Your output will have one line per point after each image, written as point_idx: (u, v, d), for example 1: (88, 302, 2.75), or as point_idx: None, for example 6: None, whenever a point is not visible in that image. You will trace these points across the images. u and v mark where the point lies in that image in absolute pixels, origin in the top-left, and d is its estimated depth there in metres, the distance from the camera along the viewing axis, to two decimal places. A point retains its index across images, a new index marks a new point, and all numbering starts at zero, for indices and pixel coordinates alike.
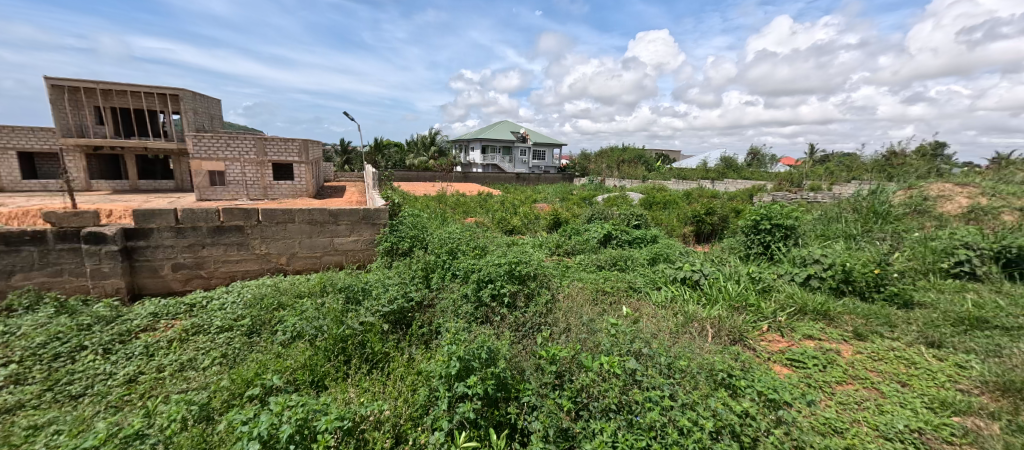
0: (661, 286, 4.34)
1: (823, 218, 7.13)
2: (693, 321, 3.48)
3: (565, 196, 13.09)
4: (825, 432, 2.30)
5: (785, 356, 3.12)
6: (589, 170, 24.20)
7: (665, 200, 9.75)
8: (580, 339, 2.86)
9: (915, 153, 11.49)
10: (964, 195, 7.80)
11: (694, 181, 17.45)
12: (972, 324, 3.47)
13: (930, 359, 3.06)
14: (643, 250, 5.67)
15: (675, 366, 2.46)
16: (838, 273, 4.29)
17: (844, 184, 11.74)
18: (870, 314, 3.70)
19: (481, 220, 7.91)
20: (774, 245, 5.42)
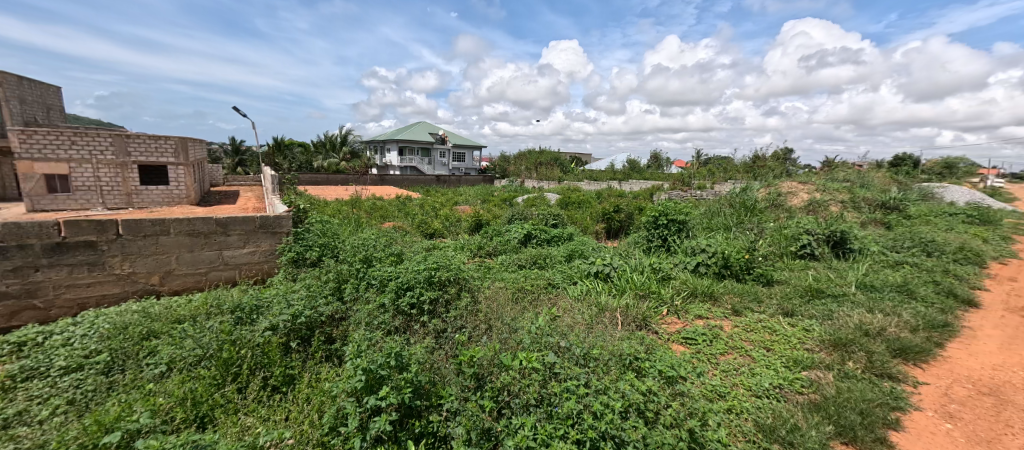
0: (577, 280, 4.58)
1: (709, 212, 8.19)
2: (605, 312, 3.75)
3: (485, 197, 13.16)
4: (713, 398, 2.63)
5: (681, 336, 3.51)
6: (508, 172, 24.70)
7: (579, 200, 10.34)
8: (501, 339, 2.89)
9: (771, 157, 13.80)
10: (807, 191, 9.57)
11: (604, 182, 18.82)
12: (814, 295, 4.28)
13: (787, 326, 3.69)
14: (560, 247, 5.94)
15: (589, 355, 2.60)
16: (720, 259, 4.96)
17: (723, 183, 13.64)
18: (743, 293, 4.35)
19: (400, 224, 7.61)
20: (670, 237, 6.08)
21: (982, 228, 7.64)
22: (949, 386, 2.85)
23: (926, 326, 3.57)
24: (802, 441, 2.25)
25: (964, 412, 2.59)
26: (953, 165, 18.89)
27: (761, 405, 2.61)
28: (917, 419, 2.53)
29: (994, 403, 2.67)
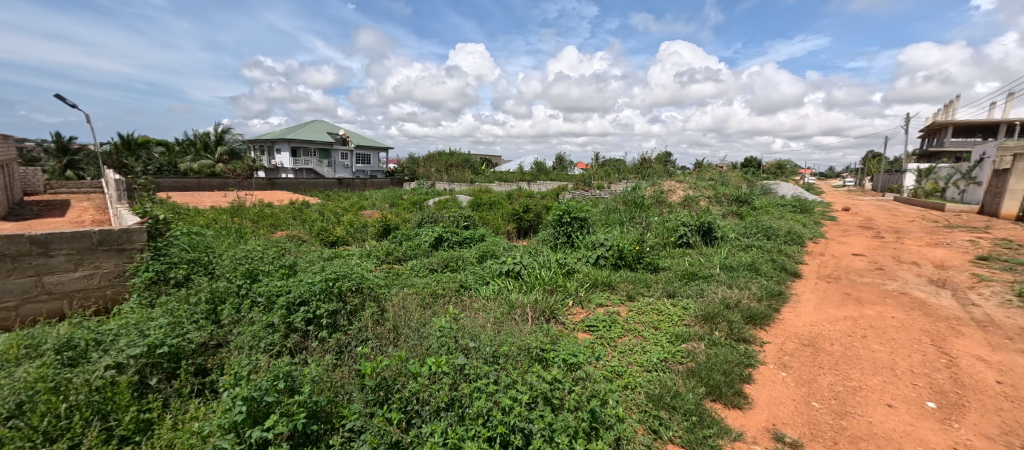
0: (489, 280, 4.64)
1: (607, 208, 8.95)
2: (515, 308, 3.86)
3: (393, 201, 12.58)
4: (611, 378, 2.88)
5: (584, 324, 3.77)
6: (416, 174, 24.00)
7: (490, 201, 10.48)
8: (409, 347, 2.78)
9: (655, 160, 15.61)
10: (683, 188, 11.03)
11: (514, 183, 19.38)
12: (690, 277, 4.95)
13: (671, 306, 4.20)
14: (472, 249, 5.95)
15: (498, 352, 2.66)
16: (616, 252, 5.45)
17: (618, 183, 15.03)
18: (636, 281, 4.84)
19: (295, 233, 6.88)
20: (573, 233, 6.51)
21: (803, 215, 9.65)
22: (784, 343, 3.52)
23: (768, 296, 4.38)
24: (682, 405, 2.59)
25: (794, 361, 3.22)
26: (785, 167, 23.51)
27: (650, 377, 2.93)
28: (763, 373, 3.08)
29: (813, 352, 3.37)
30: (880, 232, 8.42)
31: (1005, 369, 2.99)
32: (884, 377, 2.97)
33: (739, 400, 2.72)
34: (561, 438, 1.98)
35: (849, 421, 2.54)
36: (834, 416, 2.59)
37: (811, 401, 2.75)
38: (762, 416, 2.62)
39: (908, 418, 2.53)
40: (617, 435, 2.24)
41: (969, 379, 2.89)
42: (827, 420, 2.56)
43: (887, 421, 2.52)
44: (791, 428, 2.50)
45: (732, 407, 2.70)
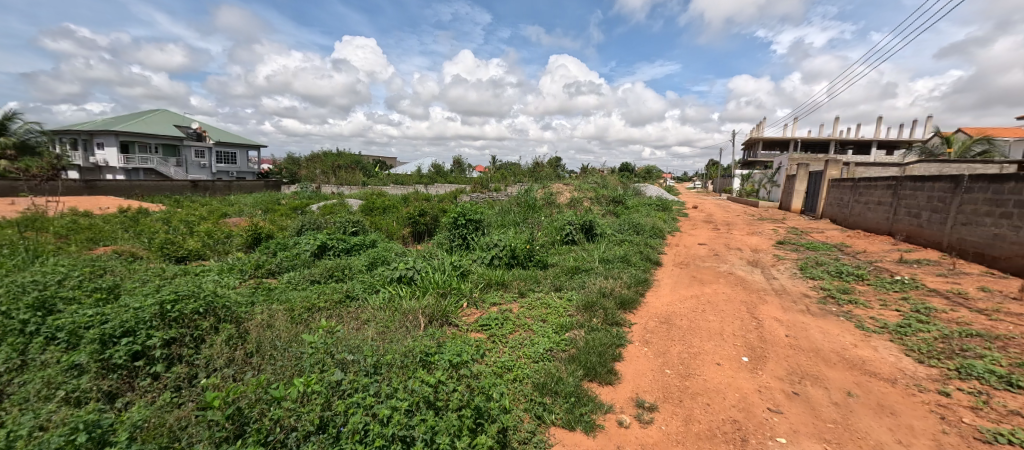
0: (380, 288, 4.38)
1: (502, 209, 9.21)
2: (407, 314, 3.72)
3: (267, 206, 11.07)
4: (500, 373, 2.96)
5: (478, 324, 3.81)
6: (296, 175, 21.55)
7: (383, 203, 9.92)
8: (275, 371, 2.47)
9: (546, 164, 16.60)
10: (569, 191, 11.94)
11: (410, 186, 18.70)
12: (574, 272, 5.37)
13: (557, 299, 4.51)
14: (360, 256, 5.53)
15: (380, 362, 2.53)
16: (509, 252, 5.64)
17: (512, 185, 15.59)
18: (527, 278, 5.07)
19: (127, 248, 5.57)
20: (469, 236, 6.54)
21: (665, 214, 11.23)
22: (646, 323, 4.06)
23: (636, 283, 5.00)
24: (563, 388, 2.80)
25: (653, 337, 3.73)
26: (652, 172, 27.17)
27: (536, 367, 3.10)
28: (630, 350, 3.50)
29: (667, 327, 3.95)
30: (718, 225, 10.26)
31: (791, 326, 3.89)
32: (715, 342, 3.63)
33: (611, 377, 3.04)
34: (443, 439, 1.98)
35: (691, 381, 3.04)
36: (681, 379, 3.08)
37: (665, 369, 3.21)
38: (628, 387, 2.98)
39: (731, 373, 3.14)
40: (502, 426, 2.32)
41: (770, 336, 3.70)
42: (676, 383, 3.02)
43: (716, 378, 3.07)
44: (649, 394, 2.90)
45: (605, 383, 3.02)
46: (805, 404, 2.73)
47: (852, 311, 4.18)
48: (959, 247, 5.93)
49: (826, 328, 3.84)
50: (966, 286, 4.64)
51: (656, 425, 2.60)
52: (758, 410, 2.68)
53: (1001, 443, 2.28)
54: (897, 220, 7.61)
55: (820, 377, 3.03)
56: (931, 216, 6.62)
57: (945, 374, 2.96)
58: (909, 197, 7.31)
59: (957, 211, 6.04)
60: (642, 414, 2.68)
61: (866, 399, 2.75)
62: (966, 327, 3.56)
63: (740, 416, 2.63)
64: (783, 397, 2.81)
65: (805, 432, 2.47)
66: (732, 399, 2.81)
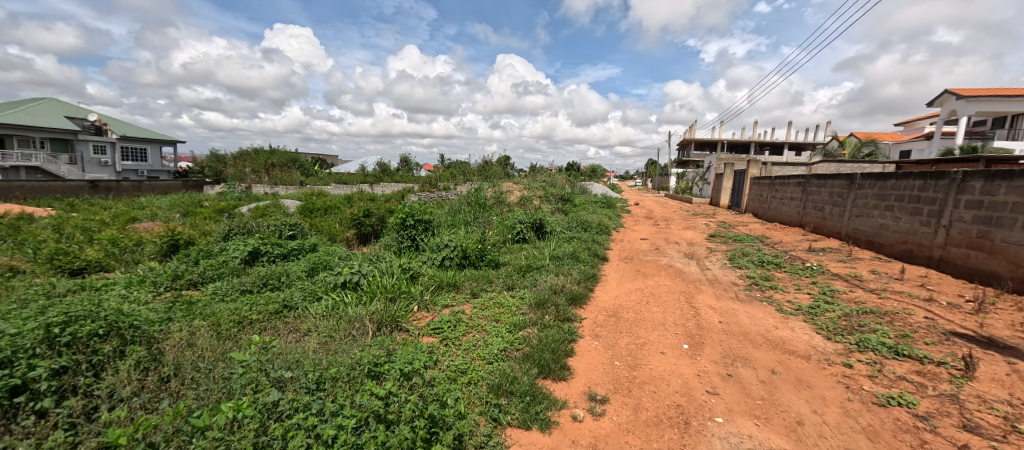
0: (321, 296, 4.09)
1: (452, 209, 9.03)
2: (353, 322, 3.50)
3: (187, 209, 9.96)
4: (453, 378, 2.86)
5: (429, 328, 3.68)
6: (222, 174, 19.67)
7: (324, 204, 9.33)
8: (197, 397, 2.20)
9: (495, 163, 16.56)
10: (519, 190, 12.00)
11: (354, 185, 17.80)
12: (526, 270, 5.39)
13: (510, 298, 4.49)
14: (299, 262, 5.13)
15: (323, 378, 2.35)
16: (460, 252, 5.52)
17: (462, 184, 15.37)
18: (479, 278, 5.00)
19: (5, 261, 4.70)
20: (418, 237, 6.32)
21: (611, 211, 11.66)
22: (596, 317, 4.16)
23: (585, 279, 5.12)
24: (518, 388, 2.77)
25: (602, 331, 3.83)
26: (597, 171, 28.14)
27: (491, 369, 3.04)
28: (581, 345, 3.56)
29: (616, 320, 4.07)
30: (658, 220, 10.84)
31: (725, 313, 4.18)
32: (660, 332, 3.80)
33: (564, 372, 3.07)
34: None
35: (639, 371, 3.15)
36: (629, 369, 3.18)
37: (614, 360, 3.31)
38: (580, 382, 3.02)
39: (674, 360, 3.29)
40: (458, 433, 2.25)
41: (706, 323, 3.94)
42: (625, 374, 3.11)
43: (661, 366, 3.21)
44: (601, 386, 2.96)
45: (559, 379, 3.04)
46: (738, 384, 2.94)
47: (774, 296, 4.59)
48: (855, 235, 6.73)
49: (755, 313, 4.17)
50: (861, 269, 5.29)
51: (608, 416, 2.65)
52: (698, 394, 2.84)
53: (893, 405, 2.59)
54: (806, 214, 8.48)
55: (750, 358, 3.28)
56: (833, 209, 7.44)
57: (848, 348, 3.32)
58: (815, 193, 8.16)
59: (852, 204, 6.83)
60: (594, 407, 2.73)
61: (789, 376, 3.01)
62: (863, 306, 4.04)
63: (683, 401, 2.77)
64: (719, 379, 3.00)
65: (739, 410, 2.65)
66: (676, 384, 2.96)
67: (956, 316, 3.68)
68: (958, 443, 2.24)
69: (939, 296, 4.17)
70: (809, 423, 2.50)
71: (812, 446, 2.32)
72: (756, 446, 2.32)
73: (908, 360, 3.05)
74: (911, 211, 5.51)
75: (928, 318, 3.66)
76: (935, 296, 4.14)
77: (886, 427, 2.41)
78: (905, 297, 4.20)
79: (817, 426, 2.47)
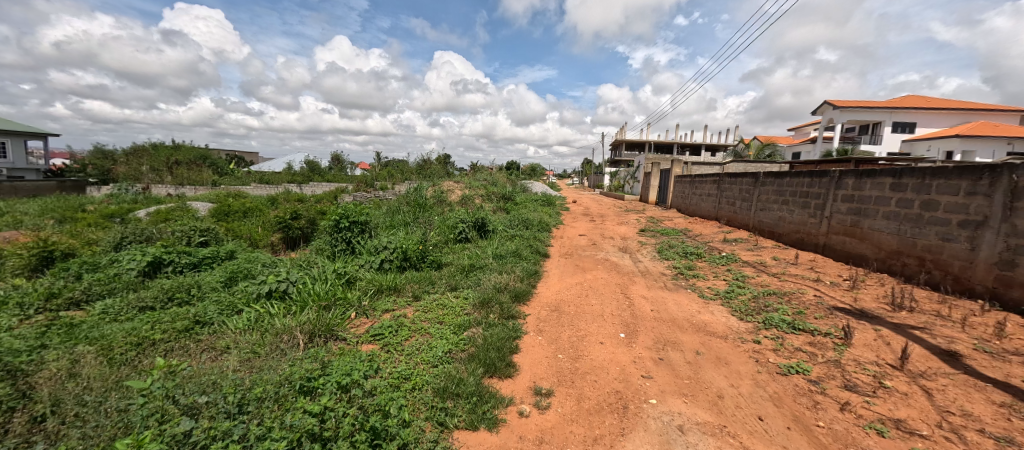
0: (242, 308, 3.69)
1: (389, 210, 8.66)
2: (281, 334, 3.21)
3: (66, 214, 8.49)
4: (396, 385, 2.73)
5: (369, 335, 3.48)
6: (111, 172, 16.93)
7: (243, 206, 8.47)
8: (84, 438, 1.87)
9: (435, 162, 16.22)
10: (460, 189, 11.86)
11: (279, 185, 16.41)
12: (469, 269, 5.33)
13: (454, 299, 4.40)
14: (214, 271, 4.59)
15: (246, 399, 2.13)
16: (400, 254, 5.31)
17: (400, 184, 14.84)
18: (420, 280, 4.85)
19: None
20: (354, 239, 5.96)
21: (551, 209, 11.95)
22: (539, 313, 4.22)
23: (528, 276, 5.19)
24: (465, 389, 2.71)
25: (546, 326, 3.90)
26: (537, 170, 28.64)
27: (435, 372, 2.94)
28: (526, 341, 3.59)
29: (558, 315, 4.17)
30: (594, 217, 11.31)
31: (656, 302, 4.46)
32: (599, 324, 3.95)
33: (510, 370, 3.07)
34: None
35: (581, 362, 3.25)
36: (572, 361, 3.27)
37: (558, 354, 3.38)
38: (526, 377, 3.04)
39: (613, 349, 3.44)
40: (402, 442, 2.15)
41: (640, 312, 4.18)
42: (568, 366, 3.19)
43: (601, 356, 3.34)
44: (546, 380, 3.00)
45: (505, 377, 3.03)
46: (669, 367, 3.14)
47: (695, 284, 5.00)
48: (759, 227, 7.54)
49: (681, 300, 4.50)
50: (764, 256, 5.96)
51: (553, 409, 2.69)
52: (635, 379, 2.99)
53: (792, 373, 2.92)
54: (720, 208, 9.35)
55: (678, 341, 3.53)
56: (742, 204, 8.28)
57: (757, 326, 3.70)
58: (727, 190, 9.02)
59: (757, 199, 7.64)
60: (540, 401, 2.75)
61: (711, 355, 3.28)
62: (767, 288, 4.53)
63: (622, 387, 2.90)
64: (653, 364, 3.19)
65: (671, 391, 2.83)
66: (614, 372, 3.09)
67: (838, 293, 4.26)
68: (842, 400, 2.58)
69: (825, 276, 4.81)
70: (728, 396, 2.74)
71: (731, 416, 2.54)
72: (685, 422, 2.49)
73: (802, 333, 3.47)
74: (802, 204, 6.29)
75: (816, 296, 4.20)
76: (822, 277, 4.77)
77: (787, 393, 2.71)
78: (800, 278, 4.79)
79: (735, 398, 2.71)
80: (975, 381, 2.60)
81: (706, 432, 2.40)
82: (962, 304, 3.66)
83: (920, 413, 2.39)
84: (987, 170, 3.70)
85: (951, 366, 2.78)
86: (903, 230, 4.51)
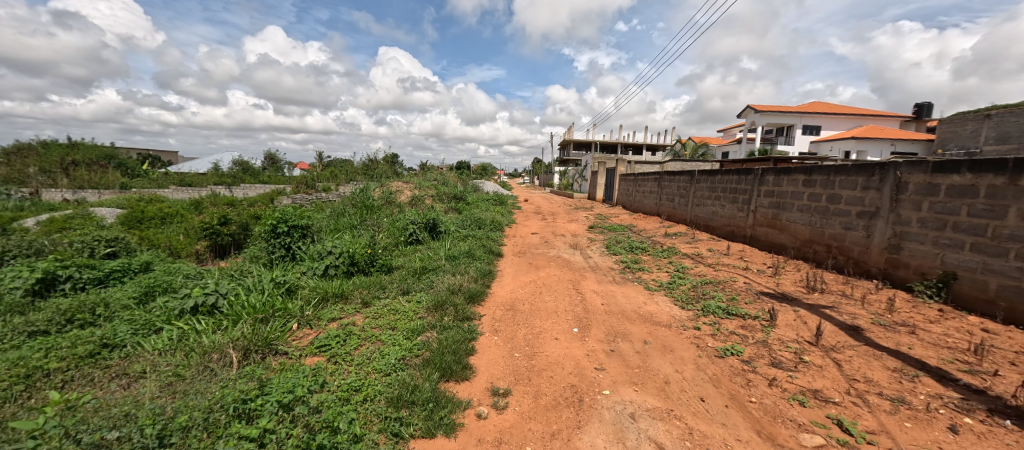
0: (162, 326, 3.29)
1: (333, 212, 8.20)
2: (210, 353, 2.91)
3: None
4: (345, 398, 2.57)
5: (313, 347, 3.25)
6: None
7: (160, 212, 7.60)
8: None
9: (382, 161, 15.63)
10: (409, 189, 11.53)
11: (204, 188, 14.96)
12: (421, 272, 5.18)
13: (406, 303, 4.24)
14: (126, 286, 4.07)
15: (168, 430, 1.96)
16: (346, 258, 5.03)
17: (345, 185, 14.14)
18: (369, 285, 4.63)
19: None
20: (294, 245, 5.56)
21: (503, 208, 11.97)
22: (494, 312, 4.20)
23: (482, 276, 5.13)
24: (420, 396, 2.61)
25: (501, 325, 3.88)
26: (488, 169, 28.57)
27: (388, 381, 2.80)
28: (482, 342, 3.55)
29: (513, 313, 4.16)
30: (546, 215, 11.49)
31: (607, 295, 4.59)
32: (554, 320, 3.99)
33: (467, 372, 3.01)
34: None
35: (537, 359, 3.27)
36: (528, 359, 3.27)
37: (514, 352, 3.37)
38: (483, 378, 3.00)
39: (567, 344, 3.50)
40: None
41: (592, 306, 4.28)
42: (524, 364, 3.19)
43: (557, 352, 3.37)
44: (503, 380, 2.98)
45: (462, 380, 2.96)
46: (620, 358, 3.24)
47: (640, 276, 5.22)
48: (696, 221, 8.06)
49: (629, 292, 4.67)
50: (700, 248, 6.38)
51: (510, 408, 2.67)
52: (589, 372, 3.05)
53: (727, 355, 3.13)
54: (661, 204, 9.87)
55: (627, 332, 3.66)
56: (680, 200, 8.80)
57: (696, 314, 3.93)
58: (667, 187, 9.55)
59: (693, 195, 8.16)
60: (497, 401, 2.72)
61: (658, 343, 3.43)
62: (704, 278, 4.85)
63: (577, 381, 2.94)
64: (606, 356, 3.27)
65: (623, 381, 2.92)
66: (570, 366, 3.13)
67: (762, 279, 4.66)
68: (769, 377, 2.80)
69: (752, 264, 5.23)
70: (674, 381, 2.88)
71: (678, 400, 2.67)
72: (637, 410, 2.58)
73: (735, 318, 3.74)
74: (732, 199, 6.79)
75: (746, 282, 4.56)
76: (750, 265, 5.19)
77: (725, 374, 2.90)
78: (731, 267, 5.18)
79: (680, 383, 2.85)
80: (875, 351, 2.93)
81: (655, 417, 2.50)
82: (862, 284, 4.13)
83: (832, 382, 2.66)
84: (877, 167, 4.18)
85: (855, 339, 3.12)
86: (814, 221, 5.01)
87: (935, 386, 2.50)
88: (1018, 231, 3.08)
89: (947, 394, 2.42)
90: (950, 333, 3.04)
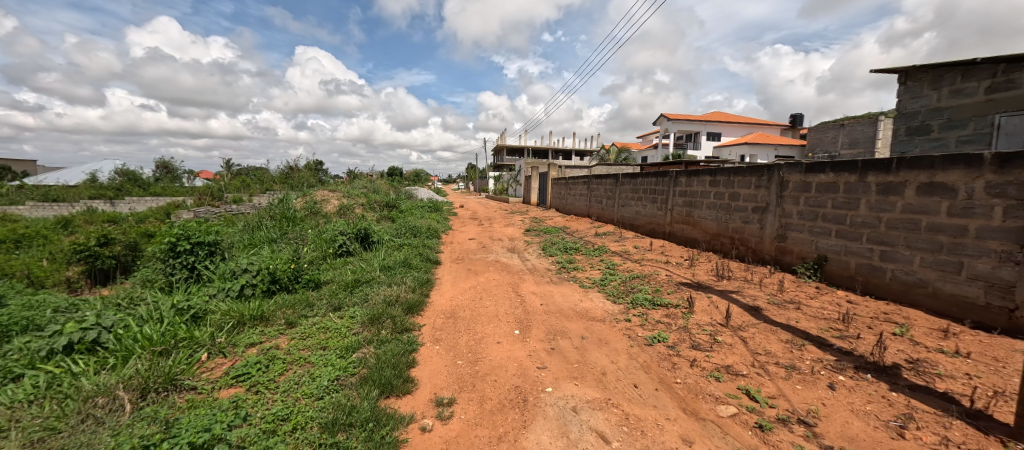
0: (24, 372, 2.77)
1: (247, 226, 7.47)
2: (97, 396, 2.52)
3: None
4: (270, 430, 2.38)
5: (229, 377, 2.95)
6: None
7: (13, 235, 6.32)
8: None
9: (303, 168, 14.57)
10: (336, 198, 10.90)
11: (76, 203, 12.74)
12: (354, 285, 4.95)
13: (338, 320, 4.02)
14: None
15: None
16: (266, 276, 4.63)
17: (260, 195, 12.96)
18: (294, 304, 4.31)
19: None
20: (200, 265, 4.98)
21: (438, 215, 11.79)
22: (434, 321, 4.14)
23: (420, 285, 5.03)
24: (359, 417, 2.50)
25: (442, 334, 3.83)
26: (421, 176, 27.83)
27: (321, 405, 2.64)
28: (423, 353, 3.48)
29: (453, 321, 4.14)
30: (482, 220, 11.54)
31: (545, 296, 4.74)
32: (494, 325, 4.02)
33: (408, 386, 2.94)
34: None
35: (480, 365, 3.28)
36: (471, 365, 3.28)
37: (457, 360, 3.36)
38: (426, 390, 2.95)
39: (509, 347, 3.57)
40: None
41: (531, 308, 4.40)
42: (467, 371, 3.20)
43: (498, 356, 3.41)
44: (446, 389, 2.95)
45: (403, 394, 2.89)
46: (559, 356, 3.37)
47: (574, 275, 5.48)
48: (623, 222, 8.60)
49: (565, 292, 4.87)
50: (626, 245, 6.84)
51: (456, 417, 2.66)
52: (531, 372, 3.14)
53: (655, 343, 3.41)
54: (591, 207, 10.39)
55: (565, 330, 3.82)
56: (608, 202, 9.34)
57: (625, 307, 4.22)
58: (596, 190, 10.08)
59: (619, 197, 8.70)
60: (441, 412, 2.70)
61: (592, 338, 3.62)
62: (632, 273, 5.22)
63: (520, 382, 3.01)
64: (546, 356, 3.38)
65: (563, 378, 3.04)
66: (512, 369, 3.20)
67: (681, 270, 5.13)
68: (690, 358, 3.11)
69: (671, 258, 5.74)
70: (609, 372, 3.07)
71: (613, 389, 2.86)
72: (577, 403, 2.71)
73: (659, 308, 4.08)
74: (653, 200, 7.36)
75: (667, 275, 5.00)
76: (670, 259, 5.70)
77: (653, 361, 3.14)
78: (654, 262, 5.63)
79: (614, 373, 3.04)
80: (771, 326, 3.39)
81: (595, 408, 2.65)
82: (759, 269, 4.75)
83: (741, 357, 3.02)
84: (765, 169, 4.83)
85: (756, 318, 3.58)
86: (720, 216, 5.64)
87: (817, 351, 2.96)
88: (867, 219, 3.73)
89: (825, 357, 2.88)
90: (826, 306, 3.62)
